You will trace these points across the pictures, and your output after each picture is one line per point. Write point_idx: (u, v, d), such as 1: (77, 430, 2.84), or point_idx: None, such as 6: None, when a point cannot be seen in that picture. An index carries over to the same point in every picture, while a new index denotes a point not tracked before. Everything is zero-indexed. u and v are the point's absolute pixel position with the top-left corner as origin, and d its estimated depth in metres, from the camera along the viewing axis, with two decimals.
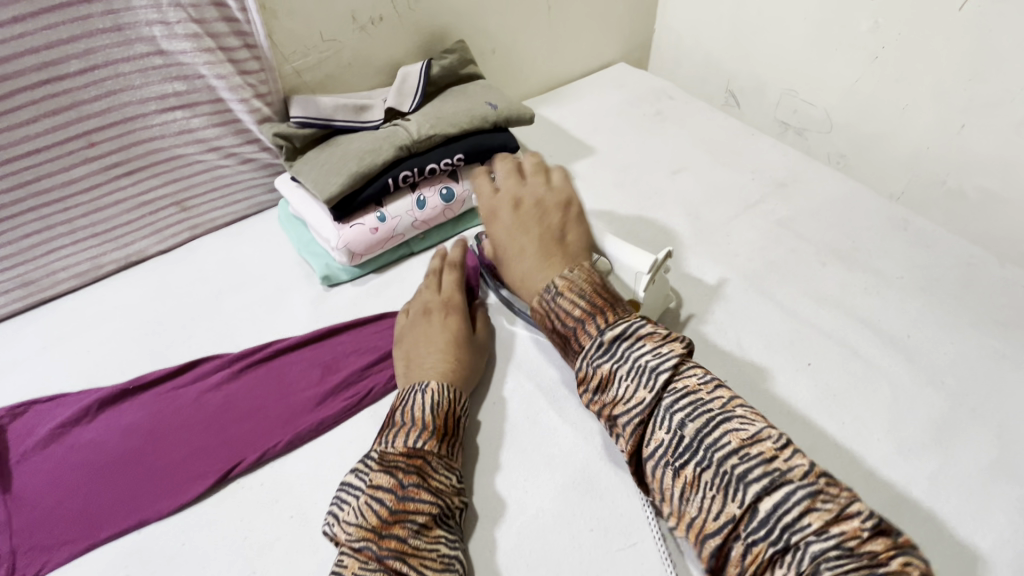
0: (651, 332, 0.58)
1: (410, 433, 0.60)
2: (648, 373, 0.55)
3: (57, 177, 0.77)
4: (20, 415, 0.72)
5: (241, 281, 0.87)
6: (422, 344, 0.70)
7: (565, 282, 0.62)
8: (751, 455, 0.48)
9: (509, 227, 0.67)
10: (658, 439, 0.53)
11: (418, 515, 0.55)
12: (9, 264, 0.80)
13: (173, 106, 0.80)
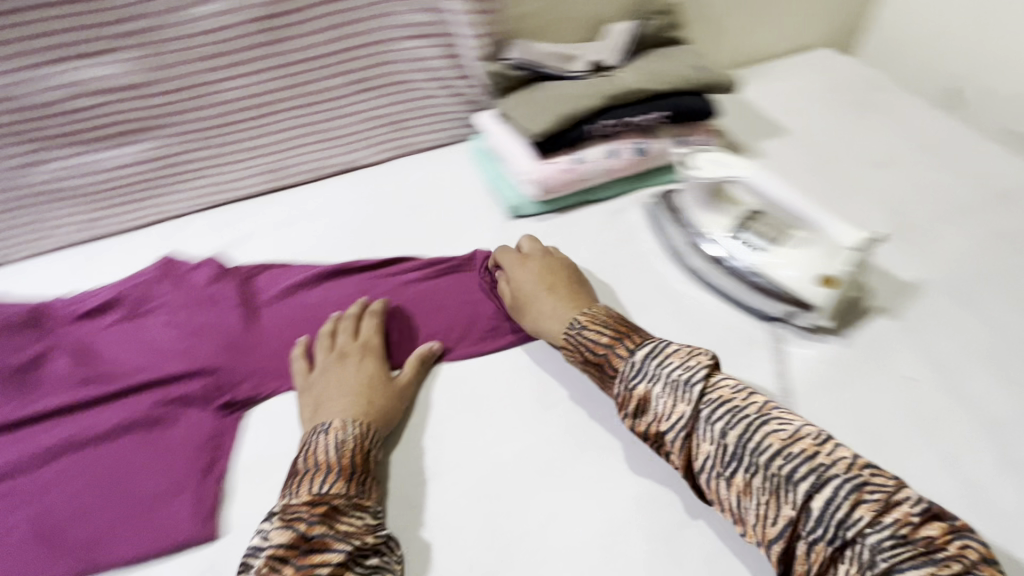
0: (677, 349, 0.62)
1: (320, 479, 0.58)
2: (682, 387, 0.58)
3: (317, 84, 0.91)
4: (262, 272, 0.88)
5: (435, 199, 0.98)
6: (330, 391, 0.68)
7: (588, 317, 0.69)
8: (794, 453, 0.52)
9: (530, 281, 0.77)
10: (704, 451, 0.56)
11: (325, 566, 0.52)
12: (264, 152, 0.96)
13: (416, 35, 0.90)
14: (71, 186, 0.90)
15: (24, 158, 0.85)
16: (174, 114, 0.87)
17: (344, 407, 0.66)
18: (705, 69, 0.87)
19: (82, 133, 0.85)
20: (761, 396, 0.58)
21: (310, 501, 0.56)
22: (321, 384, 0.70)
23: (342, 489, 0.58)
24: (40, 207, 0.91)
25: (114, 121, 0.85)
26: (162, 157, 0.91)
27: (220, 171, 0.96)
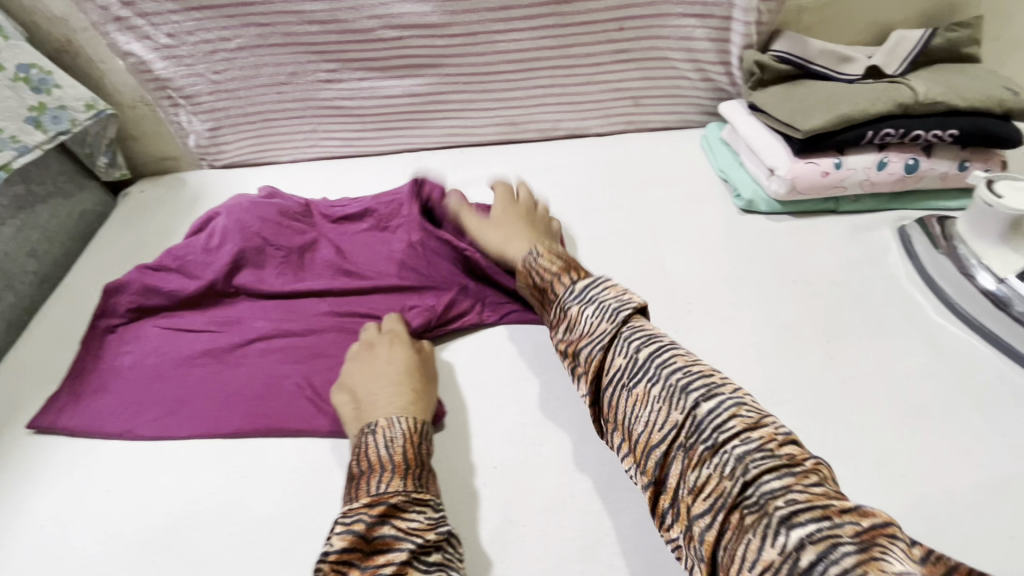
0: (617, 286, 0.65)
1: (382, 479, 0.56)
2: (614, 312, 0.60)
3: (581, 49, 0.94)
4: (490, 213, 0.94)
5: (659, 179, 0.99)
6: (366, 380, 0.68)
7: (546, 249, 0.72)
8: (692, 372, 0.53)
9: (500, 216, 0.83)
10: (616, 365, 0.57)
11: (393, 554, 0.51)
12: (509, 105, 1.03)
13: (692, 14, 0.90)
14: (347, 106, 1.03)
15: (322, 75, 0.98)
16: (450, 57, 0.95)
17: (401, 402, 0.65)
18: (1016, 92, 0.78)
19: (372, 63, 0.96)
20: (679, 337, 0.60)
21: (371, 498, 0.55)
22: (368, 376, 0.69)
23: (403, 485, 0.56)
24: (319, 120, 1.05)
25: (401, 57, 0.95)
26: (424, 94, 1.01)
27: (465, 116, 1.04)
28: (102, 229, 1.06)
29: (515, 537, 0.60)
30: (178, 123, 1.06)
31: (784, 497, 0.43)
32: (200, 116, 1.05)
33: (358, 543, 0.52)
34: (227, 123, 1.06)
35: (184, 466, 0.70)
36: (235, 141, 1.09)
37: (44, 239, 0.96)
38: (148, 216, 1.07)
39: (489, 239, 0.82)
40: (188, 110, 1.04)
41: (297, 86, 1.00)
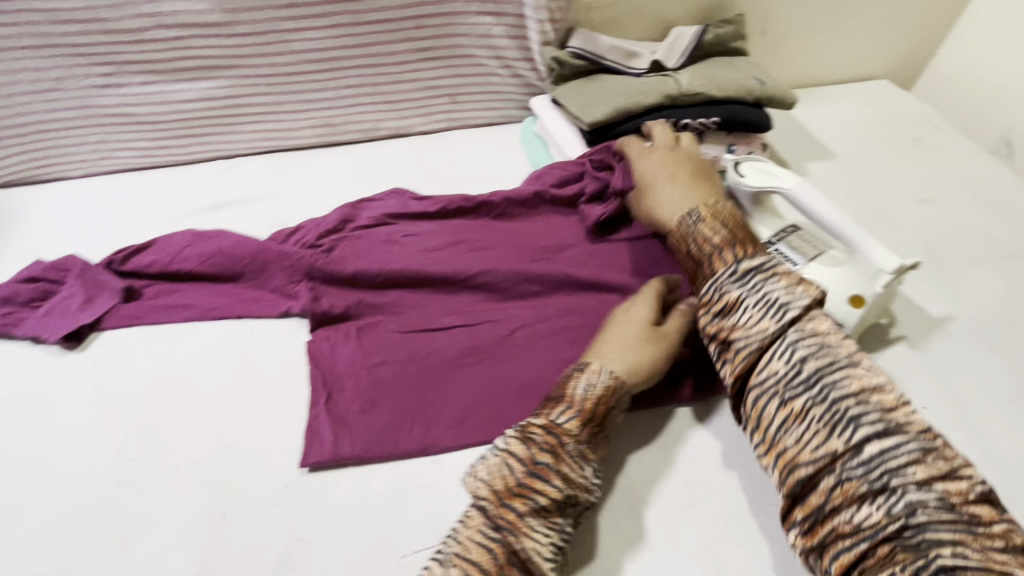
0: (785, 272, 0.61)
1: (566, 416, 0.60)
2: (776, 307, 0.58)
3: (385, 46, 0.93)
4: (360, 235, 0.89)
5: (479, 175, 1.01)
6: (615, 333, 0.66)
7: (708, 212, 0.68)
8: (871, 402, 0.53)
9: (667, 179, 0.74)
10: (772, 369, 0.57)
11: (541, 496, 0.55)
12: (323, 106, 1.00)
13: (486, 12, 0.92)
14: (136, 113, 0.94)
15: (97, 80, 0.89)
16: (245, 58, 0.90)
17: (642, 356, 0.65)
18: (764, 82, 0.89)
19: (156, 66, 0.89)
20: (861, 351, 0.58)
21: (564, 424, 0.59)
22: (630, 316, 0.68)
23: (583, 439, 0.59)
24: (107, 129, 0.95)
25: (189, 58, 0.89)
26: (225, 97, 0.94)
27: (278, 119, 1.00)
28: None
29: (303, 555, 0.60)
30: None
31: (953, 550, 0.45)
32: None
33: (525, 461, 0.57)
34: None
35: None
36: (7, 157, 0.96)
37: None
38: None
39: (667, 203, 0.72)
40: None
41: (70, 93, 0.90)
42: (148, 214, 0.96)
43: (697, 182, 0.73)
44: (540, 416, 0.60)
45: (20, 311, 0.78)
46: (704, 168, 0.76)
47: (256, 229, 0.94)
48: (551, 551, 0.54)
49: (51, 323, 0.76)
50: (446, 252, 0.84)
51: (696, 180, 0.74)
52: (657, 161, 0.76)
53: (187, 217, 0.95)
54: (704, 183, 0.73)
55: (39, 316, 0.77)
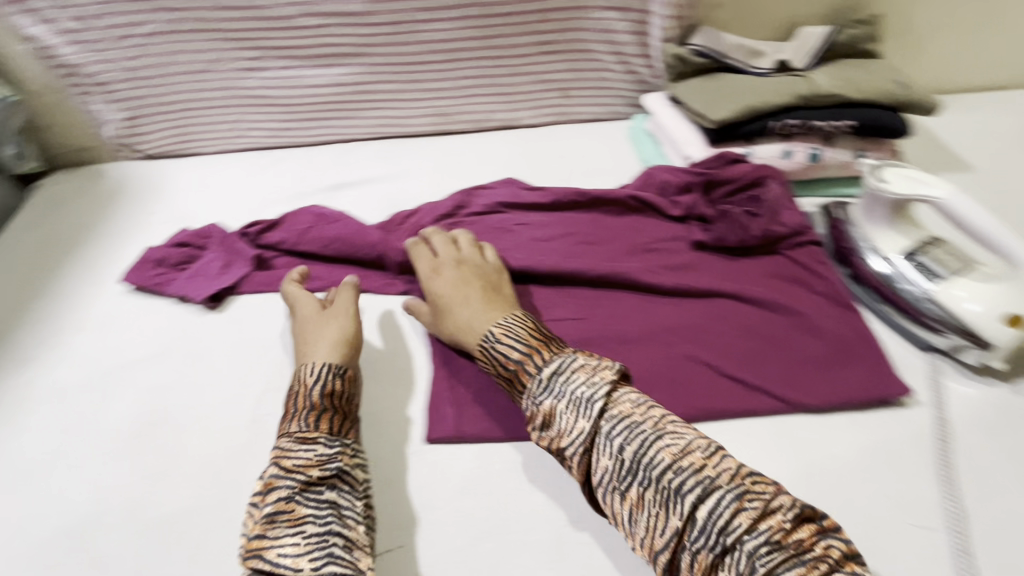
0: (581, 361, 0.63)
1: (297, 420, 0.62)
2: (584, 404, 0.59)
3: (507, 39, 0.95)
4: (472, 224, 0.91)
5: (587, 170, 1.02)
6: (321, 334, 0.70)
7: (502, 329, 0.67)
8: (683, 468, 0.54)
9: (451, 281, 0.75)
10: (603, 465, 0.58)
11: (298, 476, 0.58)
12: (438, 95, 1.03)
13: (612, 7, 0.92)
14: (273, 96, 1.00)
15: (244, 64, 0.96)
16: (376, 46, 0.94)
17: (333, 347, 0.69)
18: (904, 85, 0.85)
19: (294, 52, 0.95)
20: (658, 409, 0.61)
21: (293, 440, 0.60)
22: (312, 327, 0.72)
23: (329, 429, 0.62)
24: (244, 110, 1.03)
25: (324, 45, 0.94)
26: (350, 83, 0.99)
27: (394, 107, 1.04)
28: (10, 224, 1.00)
29: (431, 521, 0.63)
30: (92, 112, 1.02)
31: None
32: (116, 105, 1.00)
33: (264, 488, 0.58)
34: (146, 113, 1.02)
35: (93, 471, 0.68)
36: (156, 131, 1.05)
37: None
38: (63, 212, 1.01)
39: (470, 323, 0.70)
40: (101, 97, 0.99)
41: (218, 75, 0.97)
42: (274, 191, 1.03)
43: (488, 301, 0.71)
44: (282, 433, 0.62)
45: (171, 272, 0.86)
46: (500, 279, 0.76)
47: (372, 210, 0.98)
48: (308, 543, 0.54)
49: (195, 285, 0.83)
50: (556, 245, 0.87)
51: (493, 296, 0.73)
52: (451, 269, 0.76)
53: (309, 196, 1.01)
54: (496, 300, 0.72)
55: (186, 278, 0.85)
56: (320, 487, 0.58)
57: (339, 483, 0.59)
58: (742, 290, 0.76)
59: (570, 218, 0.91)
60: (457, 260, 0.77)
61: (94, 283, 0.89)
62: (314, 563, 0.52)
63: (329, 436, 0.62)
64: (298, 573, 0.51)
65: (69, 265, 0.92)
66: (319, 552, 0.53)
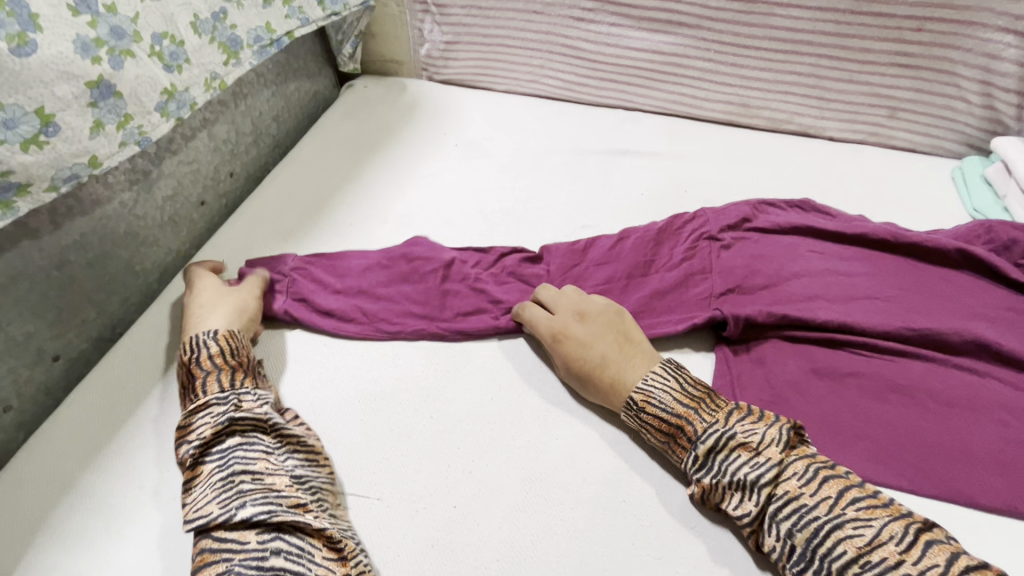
0: (741, 436, 0.60)
1: (192, 399, 0.65)
2: (749, 488, 0.57)
3: (862, 43, 0.88)
4: (754, 240, 0.85)
5: (901, 203, 0.91)
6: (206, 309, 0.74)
7: (644, 396, 0.65)
8: (873, 563, 0.50)
9: (583, 337, 0.72)
10: (770, 546, 0.56)
11: (187, 450, 0.61)
12: (750, 85, 0.97)
13: (1013, 30, 0.81)
14: (586, 50, 1.02)
15: (577, 13, 0.98)
16: (714, 21, 0.92)
17: (222, 319, 0.73)
18: None
19: (631, 11, 0.95)
20: (834, 484, 0.55)
21: (187, 414, 0.63)
22: (197, 295, 0.76)
23: (218, 387, 0.65)
24: (550, 57, 1.05)
25: (664, 10, 0.93)
26: (668, 54, 0.98)
27: (697, 87, 1.00)
28: (327, 113, 1.13)
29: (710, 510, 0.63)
30: (420, 30, 1.11)
31: None
32: (443, 27, 1.09)
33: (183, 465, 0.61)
34: (464, 41, 1.08)
35: (393, 349, 0.77)
36: (463, 59, 1.12)
37: (286, 108, 1.04)
38: (370, 113, 1.12)
39: (624, 382, 0.67)
40: (434, 18, 1.08)
41: (545, 21, 1.01)
42: (553, 138, 1.04)
43: (629, 357, 0.69)
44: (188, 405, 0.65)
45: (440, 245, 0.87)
46: (625, 322, 0.74)
47: (653, 184, 0.96)
48: (219, 487, 0.57)
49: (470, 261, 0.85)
50: (859, 281, 0.79)
51: (629, 347, 0.70)
52: (571, 326, 0.73)
53: (593, 153, 1.01)
54: (636, 355, 0.69)
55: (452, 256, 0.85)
56: (221, 441, 0.61)
57: (242, 428, 0.62)
58: None
59: (874, 256, 0.82)
60: (585, 309, 0.74)
61: (396, 186, 0.99)
62: (223, 504, 0.55)
63: (220, 392, 0.64)
64: (213, 515, 0.55)
65: (372, 163, 1.02)
66: (227, 495, 0.56)
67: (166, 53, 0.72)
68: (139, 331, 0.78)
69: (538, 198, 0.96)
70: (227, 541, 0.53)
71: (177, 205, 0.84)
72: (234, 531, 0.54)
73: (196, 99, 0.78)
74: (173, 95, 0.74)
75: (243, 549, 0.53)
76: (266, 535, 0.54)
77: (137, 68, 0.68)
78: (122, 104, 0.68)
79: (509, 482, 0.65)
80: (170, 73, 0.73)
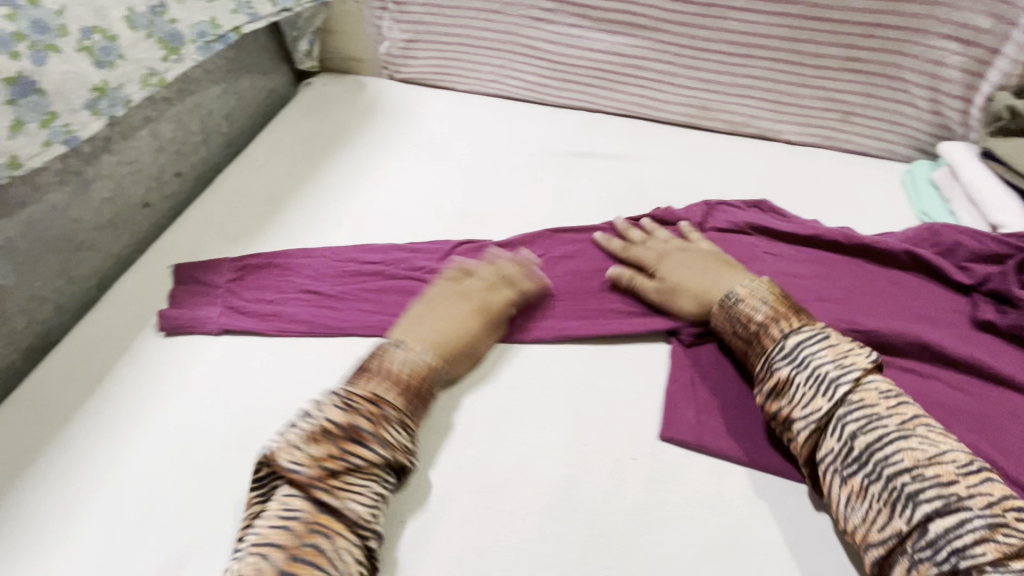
0: (834, 341, 0.61)
1: (378, 382, 0.63)
2: (826, 383, 0.58)
3: (814, 47, 0.89)
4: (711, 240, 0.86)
5: (852, 207, 0.92)
6: (438, 317, 0.73)
7: (747, 291, 0.68)
8: (926, 476, 0.50)
9: (681, 260, 0.78)
10: (828, 446, 0.57)
11: (359, 455, 0.57)
12: (708, 87, 0.98)
13: (957, 38, 0.82)
14: (546, 50, 1.01)
15: (536, 13, 0.97)
16: (672, 24, 0.92)
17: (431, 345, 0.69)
18: None
19: (590, 12, 0.95)
20: (913, 408, 0.56)
21: (371, 420, 0.59)
22: (421, 314, 0.73)
23: (380, 400, 0.61)
24: (511, 57, 1.04)
25: (622, 11, 0.93)
26: (629, 55, 0.97)
27: (657, 89, 1.00)
28: (283, 112, 1.10)
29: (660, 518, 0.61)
30: (378, 27, 1.08)
31: None
32: (402, 25, 1.06)
33: (343, 428, 0.58)
34: (424, 40, 1.07)
35: (344, 357, 0.75)
36: (423, 59, 1.10)
37: (238, 105, 1.01)
38: (327, 112, 1.09)
39: (716, 283, 0.73)
40: (393, 17, 1.06)
41: (505, 21, 1.00)
42: (515, 140, 1.03)
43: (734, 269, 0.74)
44: (394, 391, 0.63)
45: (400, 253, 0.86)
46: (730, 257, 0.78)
47: (614, 187, 0.96)
48: (364, 476, 0.57)
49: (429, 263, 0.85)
50: (810, 283, 0.80)
51: (733, 268, 0.75)
52: (675, 252, 0.79)
53: (554, 155, 1.00)
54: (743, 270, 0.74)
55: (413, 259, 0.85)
56: (391, 432, 0.60)
57: (390, 425, 0.60)
58: None
59: (825, 259, 0.83)
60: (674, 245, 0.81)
61: (353, 187, 0.96)
62: (365, 505, 0.55)
63: (406, 425, 0.62)
64: (348, 506, 0.54)
65: (328, 164, 1.00)
66: (364, 480, 0.57)
67: (97, 48, 0.70)
68: (77, 344, 0.76)
69: (497, 201, 0.95)
70: (336, 532, 0.53)
71: (116, 206, 0.80)
72: (354, 504, 0.55)
73: (130, 96, 0.74)
74: (105, 93, 0.71)
75: (348, 561, 0.52)
76: (363, 564, 0.53)
77: (64, 64, 0.66)
78: (43, 102, 0.65)
79: (457, 493, 0.63)
80: (101, 69, 0.70)
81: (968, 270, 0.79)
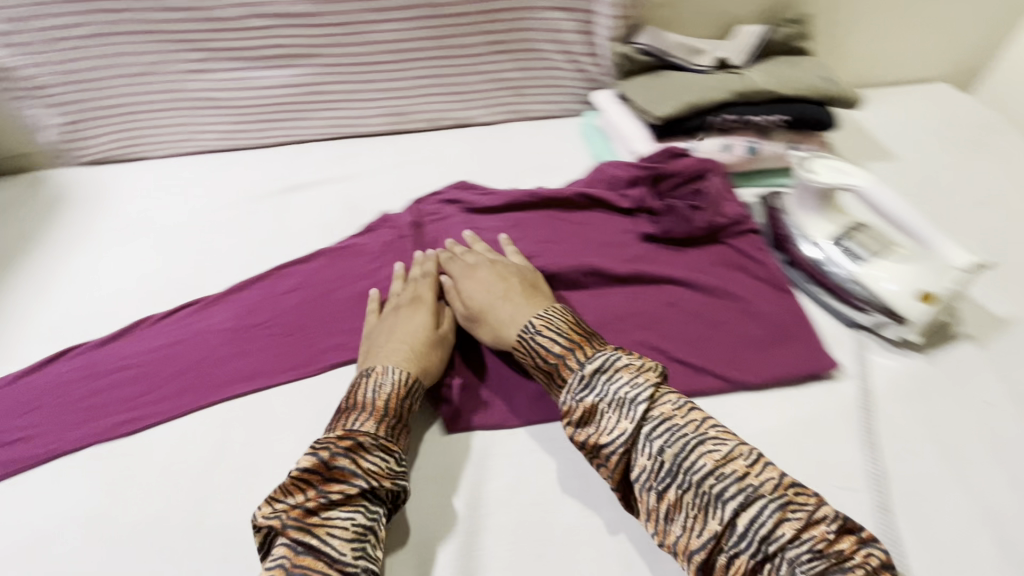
0: (627, 363, 0.62)
1: (359, 420, 0.61)
2: (626, 405, 0.59)
3: (456, 41, 0.98)
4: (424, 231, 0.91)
5: (543, 164, 1.03)
6: (390, 334, 0.72)
7: (543, 321, 0.68)
8: (725, 475, 0.54)
9: (486, 278, 0.76)
10: (641, 465, 0.57)
11: (343, 490, 0.57)
12: (390, 94, 1.03)
13: (559, 8, 0.96)
14: (220, 98, 0.99)
15: (191, 66, 0.95)
16: (325, 48, 0.96)
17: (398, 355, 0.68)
18: (831, 81, 0.92)
19: (245, 53, 0.95)
20: (700, 411, 0.59)
21: (338, 437, 0.60)
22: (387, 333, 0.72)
23: (377, 434, 0.61)
24: (190, 113, 1.01)
25: (275, 47, 0.95)
26: (304, 85, 1.00)
27: (347, 108, 1.04)
28: None
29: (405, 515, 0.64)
30: (28, 116, 0.98)
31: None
32: (54, 108, 0.97)
33: (320, 471, 0.57)
34: (87, 117, 0.99)
35: (46, 485, 0.67)
36: (97, 137, 1.02)
37: None
38: None
39: (510, 321, 0.71)
40: (37, 101, 0.96)
41: (163, 76, 0.96)
42: (223, 192, 1.00)
43: (532, 295, 0.73)
44: (338, 429, 0.62)
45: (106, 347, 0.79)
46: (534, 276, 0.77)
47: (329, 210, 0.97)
48: (354, 531, 0.55)
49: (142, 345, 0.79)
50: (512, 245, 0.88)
51: (531, 292, 0.74)
52: (485, 266, 0.78)
53: (267, 196, 0.99)
54: (540, 294, 0.74)
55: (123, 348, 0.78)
56: (381, 485, 0.59)
57: (364, 439, 0.60)
58: (690, 277, 0.81)
59: (524, 219, 0.92)
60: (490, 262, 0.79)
61: (42, 295, 0.87)
62: (354, 553, 0.54)
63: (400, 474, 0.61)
64: (342, 558, 0.53)
65: (9, 279, 0.89)
66: (343, 513, 0.56)
67: None
68: None
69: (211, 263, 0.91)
70: None
71: None
72: None
73: None
74: None
75: None
76: None
77: None
78: None
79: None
80: None
81: (628, 196, 0.91)
